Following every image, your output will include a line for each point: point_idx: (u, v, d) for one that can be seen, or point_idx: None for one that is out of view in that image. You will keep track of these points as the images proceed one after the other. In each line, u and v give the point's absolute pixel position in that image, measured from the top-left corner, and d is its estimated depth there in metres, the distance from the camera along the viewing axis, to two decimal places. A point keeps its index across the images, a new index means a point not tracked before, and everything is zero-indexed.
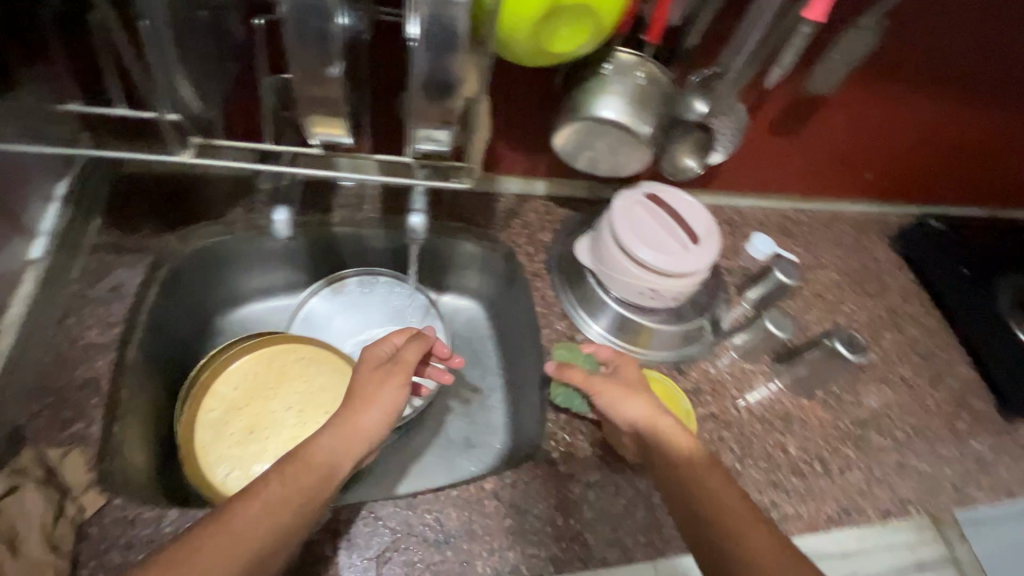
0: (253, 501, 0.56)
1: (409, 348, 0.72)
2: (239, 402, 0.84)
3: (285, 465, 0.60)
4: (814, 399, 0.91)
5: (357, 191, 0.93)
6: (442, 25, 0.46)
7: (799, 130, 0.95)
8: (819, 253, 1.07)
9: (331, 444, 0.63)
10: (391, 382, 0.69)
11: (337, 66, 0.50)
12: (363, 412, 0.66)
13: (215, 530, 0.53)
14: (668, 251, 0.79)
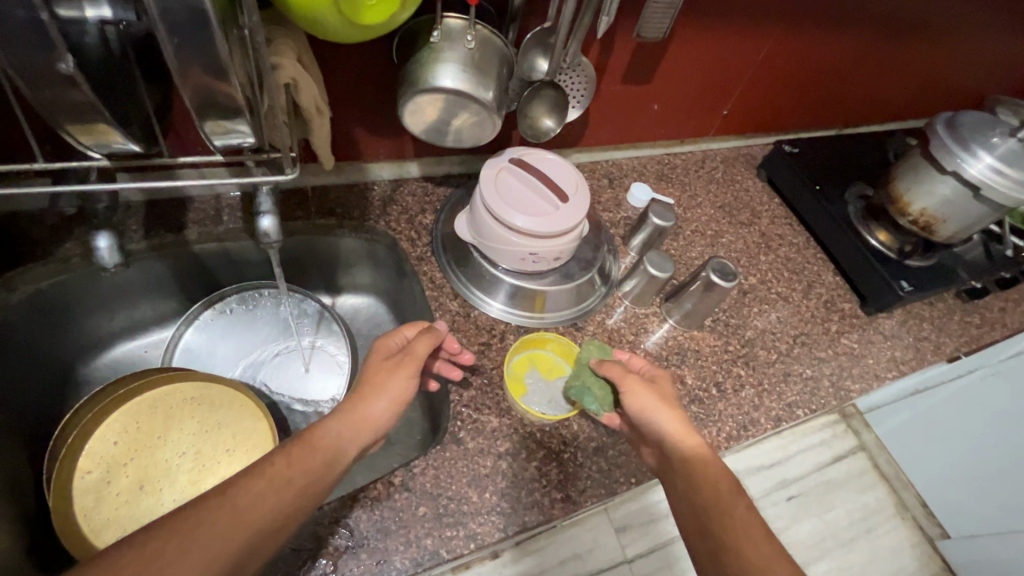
0: (261, 477, 0.54)
1: (392, 338, 0.73)
2: (119, 456, 0.77)
3: (293, 448, 0.58)
4: (705, 329, 0.96)
5: (212, 202, 0.86)
6: (178, 8, 0.41)
7: (652, 76, 0.98)
8: (693, 192, 1.13)
9: (338, 433, 0.61)
10: (404, 371, 0.68)
11: (66, 61, 0.44)
12: (370, 403, 0.65)
13: (221, 502, 0.51)
14: (539, 213, 0.79)
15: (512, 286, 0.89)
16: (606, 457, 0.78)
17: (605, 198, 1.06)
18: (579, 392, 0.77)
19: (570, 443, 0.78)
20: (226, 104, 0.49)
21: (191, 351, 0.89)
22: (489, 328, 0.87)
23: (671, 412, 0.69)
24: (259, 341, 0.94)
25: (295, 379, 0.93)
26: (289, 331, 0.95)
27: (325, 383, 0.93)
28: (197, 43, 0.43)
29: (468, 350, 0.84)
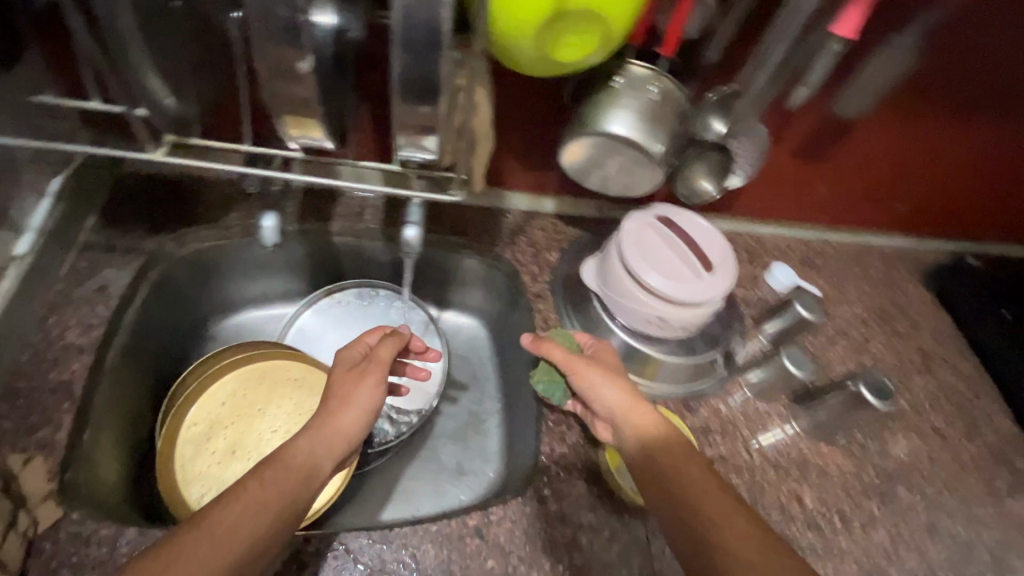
0: (235, 503, 0.50)
1: (343, 353, 0.68)
2: (224, 418, 0.81)
3: (261, 468, 0.54)
4: (837, 446, 0.83)
5: (360, 200, 0.91)
6: (424, 24, 0.43)
7: (829, 155, 0.89)
8: (845, 287, 1.01)
9: (308, 446, 0.58)
10: (371, 378, 0.66)
11: (308, 60, 0.48)
12: (341, 410, 0.62)
13: (197, 532, 0.48)
14: (679, 278, 0.73)
15: (627, 345, 0.83)
16: None
17: (742, 273, 0.97)
18: (547, 387, 0.73)
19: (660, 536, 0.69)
20: (418, 116, 0.50)
21: (304, 333, 0.93)
22: None
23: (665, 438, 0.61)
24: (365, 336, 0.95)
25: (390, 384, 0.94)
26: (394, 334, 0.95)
27: (418, 396, 0.95)
28: (419, 54, 0.45)
29: None
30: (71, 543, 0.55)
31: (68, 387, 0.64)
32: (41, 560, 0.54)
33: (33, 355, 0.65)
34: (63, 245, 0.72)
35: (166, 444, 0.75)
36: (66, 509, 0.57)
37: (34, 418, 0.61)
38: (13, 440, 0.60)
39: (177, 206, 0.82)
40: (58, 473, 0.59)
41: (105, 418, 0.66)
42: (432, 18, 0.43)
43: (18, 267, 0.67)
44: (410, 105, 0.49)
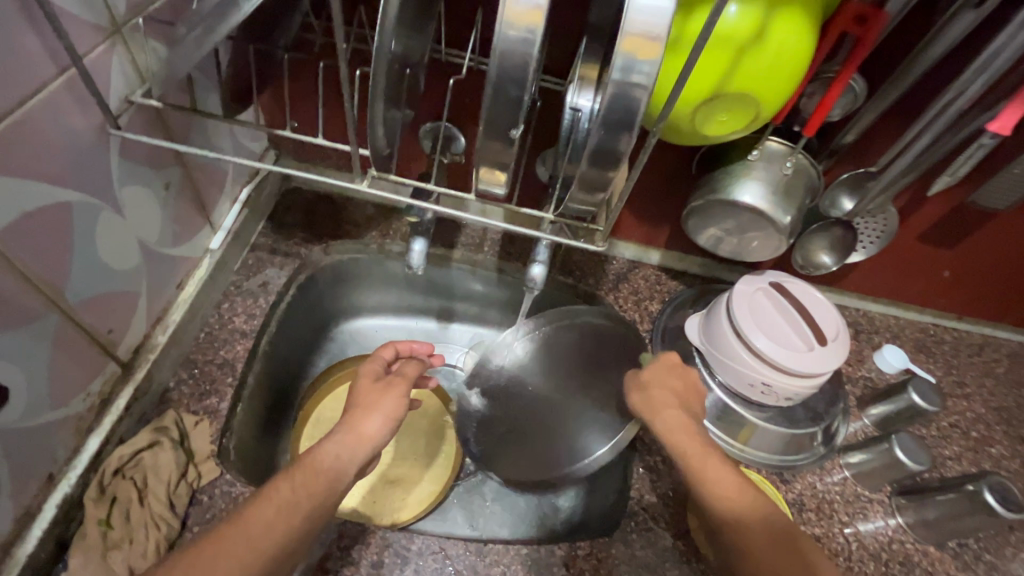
0: (269, 504, 0.51)
1: (366, 367, 0.70)
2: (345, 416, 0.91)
3: (300, 467, 0.55)
4: (944, 550, 0.77)
5: (481, 232, 0.99)
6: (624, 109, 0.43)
7: (959, 243, 0.87)
8: (962, 380, 0.97)
9: (338, 450, 0.58)
10: (395, 387, 0.67)
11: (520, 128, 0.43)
12: (364, 414, 0.62)
13: (232, 527, 0.49)
14: (789, 346, 0.74)
15: (725, 404, 0.82)
16: None
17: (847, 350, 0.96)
18: None
19: None
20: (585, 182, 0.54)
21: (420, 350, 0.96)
22: None
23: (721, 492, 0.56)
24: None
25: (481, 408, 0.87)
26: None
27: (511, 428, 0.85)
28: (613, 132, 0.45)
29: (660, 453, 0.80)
30: (223, 499, 0.64)
31: (232, 364, 0.75)
32: (199, 509, 0.63)
33: (208, 333, 0.76)
34: (241, 244, 0.84)
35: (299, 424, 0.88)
36: (221, 469, 0.65)
37: (206, 386, 0.72)
38: (189, 402, 0.70)
39: (333, 220, 0.94)
40: (217, 436, 0.68)
41: (253, 394, 0.75)
42: (631, 107, 0.43)
43: (210, 260, 0.78)
44: (589, 168, 0.49)
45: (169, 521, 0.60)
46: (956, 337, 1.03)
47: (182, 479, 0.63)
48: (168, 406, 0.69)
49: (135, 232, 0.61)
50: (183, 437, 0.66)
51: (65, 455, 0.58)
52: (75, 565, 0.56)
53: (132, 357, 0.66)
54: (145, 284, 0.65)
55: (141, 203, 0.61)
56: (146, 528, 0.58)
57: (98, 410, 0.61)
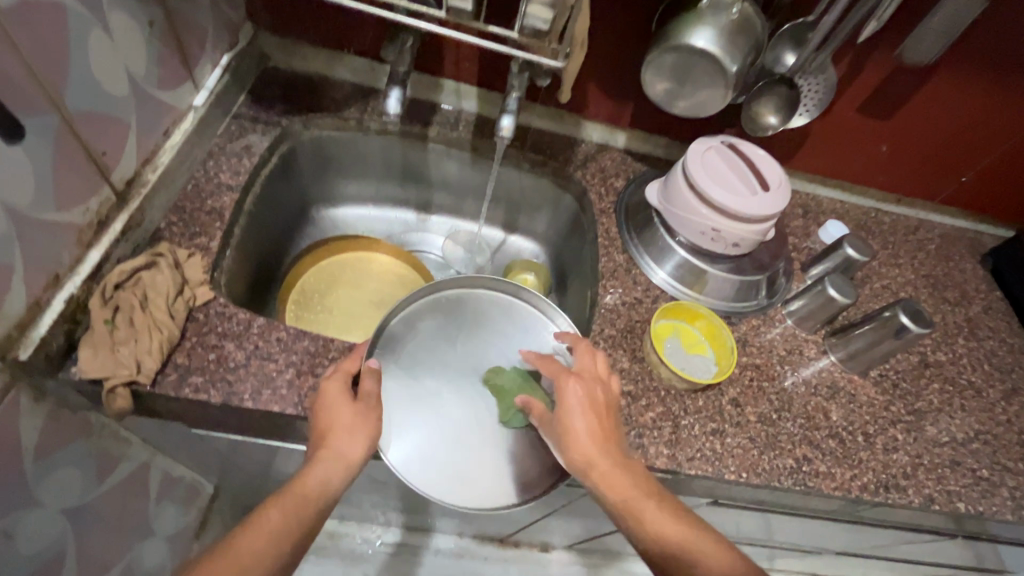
0: (260, 534, 0.52)
1: (328, 383, 0.63)
2: (329, 287, 1.00)
3: (282, 497, 0.55)
4: (867, 378, 0.88)
5: (455, 113, 1.03)
6: None
7: (893, 114, 0.95)
8: (897, 252, 1.07)
9: (325, 475, 0.57)
10: (360, 412, 0.62)
11: None
12: (336, 437, 0.59)
13: (222, 556, 0.50)
14: (735, 192, 0.82)
15: (681, 257, 0.91)
16: (721, 442, 0.76)
17: (795, 224, 1.05)
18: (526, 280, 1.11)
19: (690, 413, 0.77)
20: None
21: (383, 337, 0.71)
22: (645, 288, 0.90)
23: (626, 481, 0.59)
24: (458, 362, 0.73)
25: (436, 457, 0.67)
26: (483, 377, 0.73)
27: (479, 490, 0.67)
28: None
29: (621, 299, 0.88)
30: (218, 317, 0.70)
31: (219, 213, 0.79)
32: (196, 324, 0.68)
33: (194, 185, 0.80)
34: (221, 110, 0.88)
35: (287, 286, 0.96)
36: (214, 294, 0.71)
37: (195, 228, 0.76)
38: (180, 241, 0.75)
39: (312, 96, 0.97)
40: (209, 269, 0.73)
41: (238, 245, 0.82)
42: None
43: (194, 115, 0.82)
44: None
45: (170, 327, 0.65)
46: (895, 218, 1.12)
47: (179, 296, 0.68)
48: (160, 241, 0.73)
49: (122, 60, 0.65)
50: (178, 264, 0.71)
51: (69, 262, 0.63)
52: (84, 357, 0.61)
53: (125, 189, 0.70)
54: (133, 118, 0.69)
55: (125, 30, 0.64)
56: (149, 329, 0.64)
57: (96, 230, 0.66)
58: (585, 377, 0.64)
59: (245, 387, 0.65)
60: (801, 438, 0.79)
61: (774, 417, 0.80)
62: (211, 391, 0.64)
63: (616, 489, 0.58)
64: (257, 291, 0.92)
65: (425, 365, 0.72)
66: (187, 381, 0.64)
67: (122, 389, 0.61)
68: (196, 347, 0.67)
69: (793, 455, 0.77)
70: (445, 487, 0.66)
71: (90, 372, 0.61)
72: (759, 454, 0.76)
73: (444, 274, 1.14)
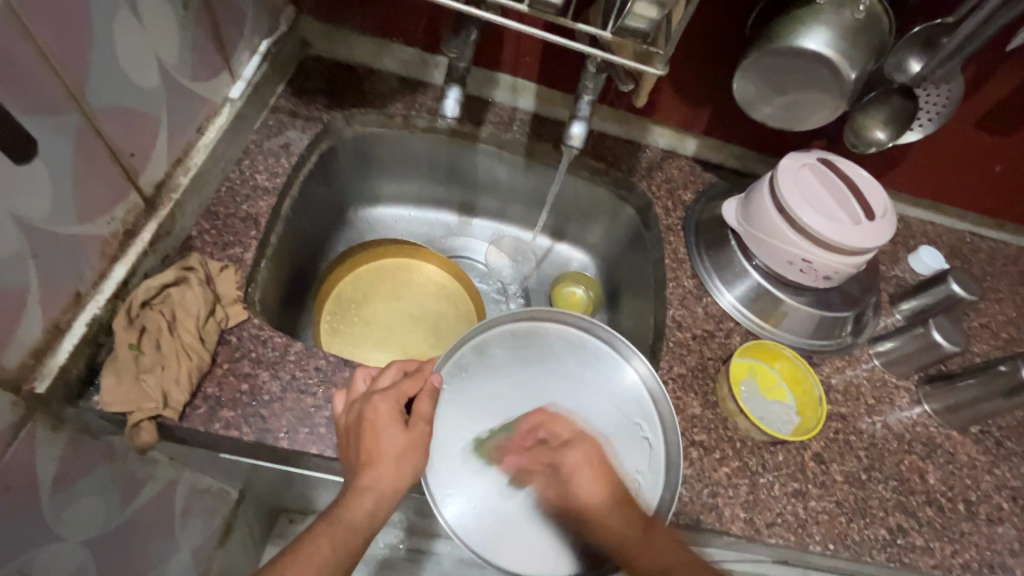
0: (307, 566, 0.48)
1: (379, 402, 0.55)
2: (366, 295, 0.93)
3: (328, 525, 0.50)
4: (967, 434, 0.78)
5: (509, 111, 0.94)
6: None
7: (1016, 130, 0.83)
8: (998, 285, 0.95)
9: (372, 506, 0.52)
10: (411, 442, 0.55)
11: None
12: (383, 469, 0.53)
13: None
14: (835, 220, 0.71)
15: (760, 285, 0.81)
16: (805, 505, 0.67)
17: (883, 250, 0.93)
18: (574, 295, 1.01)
19: (769, 470, 0.68)
20: None
21: (454, 359, 0.65)
22: (717, 319, 0.80)
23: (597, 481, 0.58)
24: (528, 403, 0.65)
25: (485, 507, 0.60)
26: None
27: (525, 553, 0.58)
28: None
29: (691, 331, 0.78)
30: (251, 341, 0.63)
31: (255, 220, 0.72)
32: (227, 348, 0.62)
33: (229, 188, 0.73)
34: (259, 103, 0.80)
35: (323, 293, 0.89)
36: (248, 314, 0.64)
37: (228, 237, 0.69)
38: (212, 252, 0.68)
39: (355, 88, 0.88)
40: (243, 284, 0.66)
41: (274, 254, 0.75)
42: None
43: (230, 109, 0.75)
44: None
45: (200, 353, 0.59)
46: (994, 246, 0.99)
47: (211, 317, 0.62)
48: (191, 252, 0.67)
49: (154, 49, 0.57)
50: (209, 278, 0.64)
51: (92, 277, 0.56)
52: (106, 386, 0.55)
53: (154, 194, 0.63)
54: (165, 115, 0.62)
55: (157, 15, 0.57)
56: (177, 356, 0.57)
57: (122, 241, 0.59)
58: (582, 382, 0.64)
59: (280, 424, 0.59)
60: (895, 505, 0.69)
61: (863, 478, 0.70)
62: (243, 429, 0.58)
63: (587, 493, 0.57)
64: (291, 298, 0.85)
65: (492, 398, 0.65)
66: (217, 416, 0.58)
67: (146, 423, 0.55)
68: (227, 375, 0.60)
69: (886, 524, 0.67)
70: (489, 544, 0.58)
71: (112, 403, 0.55)
72: (848, 522, 0.67)
73: (486, 285, 1.06)
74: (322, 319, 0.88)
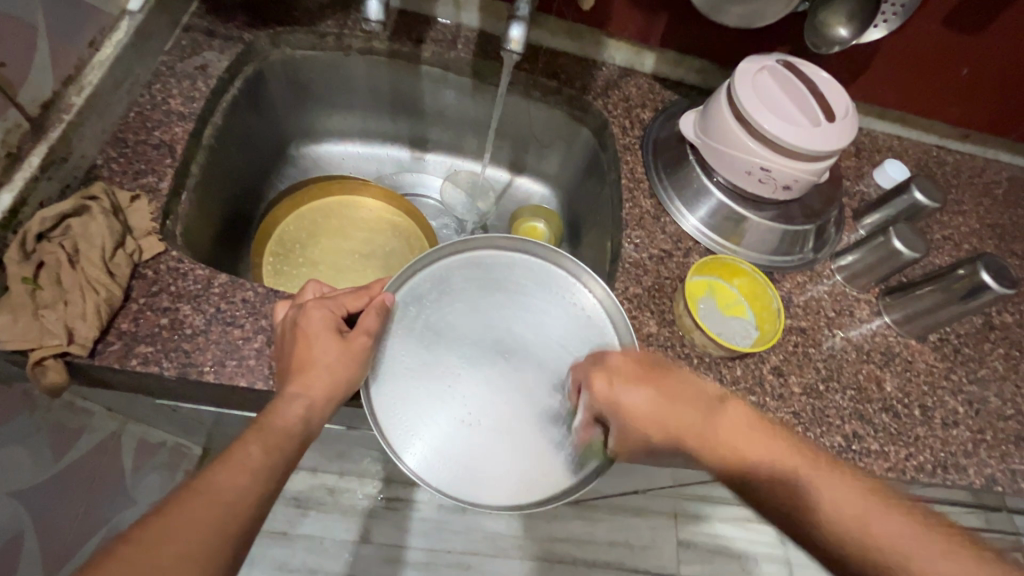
0: (240, 472, 0.42)
1: (313, 309, 0.52)
2: (312, 234, 0.88)
3: (260, 430, 0.46)
4: (925, 343, 0.77)
5: (453, 27, 0.87)
6: None
7: (985, 27, 0.79)
8: (963, 197, 0.92)
9: (305, 412, 0.48)
10: (348, 353, 0.51)
11: None
12: (317, 377, 0.49)
13: (198, 491, 0.40)
14: (793, 121, 0.67)
15: (719, 201, 0.77)
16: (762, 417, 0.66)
17: (848, 164, 0.90)
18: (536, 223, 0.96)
19: (726, 384, 0.67)
20: None
21: (412, 285, 0.62)
22: (676, 240, 0.77)
23: (772, 444, 0.48)
24: (483, 331, 0.62)
25: (444, 443, 0.57)
26: (511, 355, 0.61)
27: (484, 487, 0.56)
28: None
29: (648, 251, 0.75)
30: (169, 274, 0.58)
31: (169, 147, 0.65)
32: (143, 282, 0.57)
33: (138, 113, 0.66)
34: (165, 19, 0.71)
35: (262, 234, 0.84)
36: (165, 246, 0.59)
37: (139, 166, 0.63)
38: (119, 181, 0.61)
39: (278, 3, 0.80)
40: (158, 215, 0.61)
41: (197, 184, 0.69)
42: None
43: (129, 23, 0.67)
44: None
45: (109, 287, 0.54)
46: (960, 158, 0.96)
47: (120, 249, 0.56)
48: (97, 181, 0.60)
49: None
50: (117, 208, 0.58)
51: None
52: (1, 323, 0.50)
53: (40, 115, 0.57)
54: (41, 21, 0.55)
55: None
56: (82, 290, 0.52)
57: (5, 165, 0.54)
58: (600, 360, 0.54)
59: (204, 358, 0.55)
60: (852, 413, 0.69)
61: (821, 388, 0.70)
62: (164, 364, 0.54)
63: (749, 446, 0.48)
64: (227, 239, 0.80)
65: (450, 317, 0.62)
66: (134, 351, 0.54)
67: (51, 361, 0.51)
68: (143, 311, 0.56)
69: (843, 432, 0.67)
70: (442, 479, 0.55)
71: (8, 342, 0.50)
72: (804, 431, 0.66)
73: (443, 222, 1.02)
74: (264, 262, 0.83)
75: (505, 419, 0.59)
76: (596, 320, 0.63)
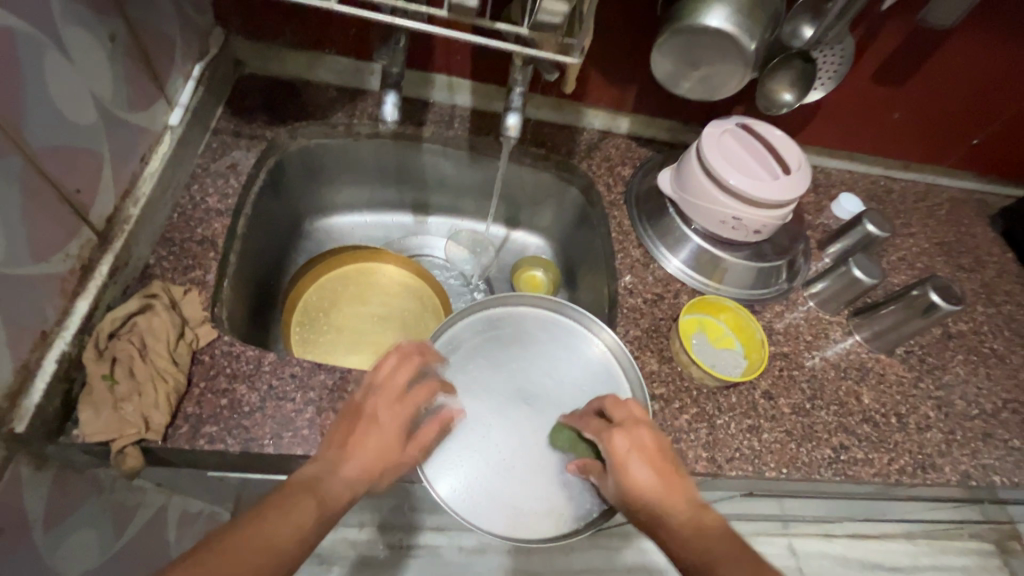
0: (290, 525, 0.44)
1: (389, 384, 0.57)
2: (332, 302, 0.95)
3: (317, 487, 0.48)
4: (893, 355, 0.87)
5: (449, 108, 0.98)
6: None
7: (906, 79, 0.93)
8: (911, 221, 1.04)
9: (361, 475, 0.51)
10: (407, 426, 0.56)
11: None
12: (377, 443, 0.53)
13: (244, 536, 0.42)
14: (754, 177, 0.78)
15: (699, 246, 0.87)
16: (759, 438, 0.74)
17: (807, 201, 1.02)
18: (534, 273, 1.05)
19: (724, 411, 0.75)
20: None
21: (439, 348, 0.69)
22: (664, 283, 0.86)
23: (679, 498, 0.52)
24: (507, 383, 0.70)
25: (481, 486, 0.63)
26: (534, 402, 0.69)
27: (522, 524, 0.62)
28: None
29: (641, 296, 0.84)
30: (224, 357, 0.65)
31: (211, 242, 0.73)
32: (202, 367, 0.64)
33: (181, 213, 0.74)
34: (199, 127, 0.81)
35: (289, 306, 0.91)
36: (218, 332, 0.66)
37: (188, 262, 0.71)
38: (172, 277, 0.69)
39: (294, 102, 0.90)
40: (209, 305, 0.68)
41: (236, 271, 0.77)
42: None
43: (171, 135, 0.76)
44: None
45: (175, 375, 0.61)
46: (904, 185, 1.09)
47: (181, 339, 0.63)
48: (153, 279, 0.68)
49: (88, 84, 0.59)
50: (174, 303, 0.66)
51: (55, 314, 0.58)
52: (85, 417, 0.57)
53: (106, 228, 0.64)
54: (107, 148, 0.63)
55: (87, 52, 0.58)
56: (153, 380, 0.59)
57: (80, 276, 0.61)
58: (631, 426, 0.56)
59: (263, 432, 0.61)
60: (837, 426, 0.77)
61: (808, 407, 0.78)
62: (228, 441, 0.60)
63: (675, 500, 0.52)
64: (258, 315, 0.87)
65: (476, 373, 0.69)
66: (201, 432, 0.60)
67: (131, 448, 0.57)
68: (205, 393, 0.62)
69: (830, 444, 0.75)
70: (485, 520, 0.62)
71: (93, 434, 0.56)
72: (797, 447, 0.74)
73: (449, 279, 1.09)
74: (291, 332, 0.90)
75: (535, 461, 0.66)
76: (604, 364, 0.71)
